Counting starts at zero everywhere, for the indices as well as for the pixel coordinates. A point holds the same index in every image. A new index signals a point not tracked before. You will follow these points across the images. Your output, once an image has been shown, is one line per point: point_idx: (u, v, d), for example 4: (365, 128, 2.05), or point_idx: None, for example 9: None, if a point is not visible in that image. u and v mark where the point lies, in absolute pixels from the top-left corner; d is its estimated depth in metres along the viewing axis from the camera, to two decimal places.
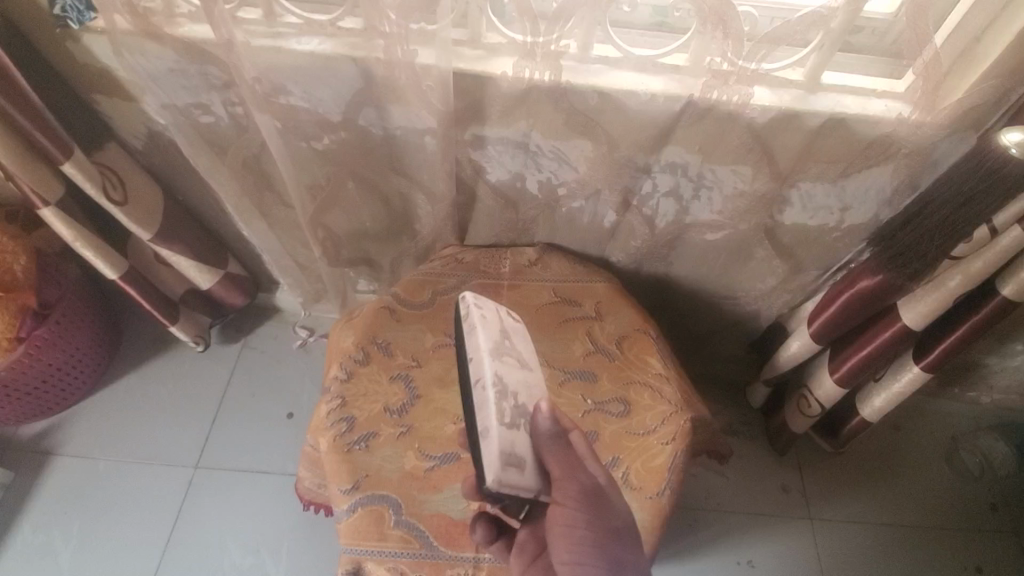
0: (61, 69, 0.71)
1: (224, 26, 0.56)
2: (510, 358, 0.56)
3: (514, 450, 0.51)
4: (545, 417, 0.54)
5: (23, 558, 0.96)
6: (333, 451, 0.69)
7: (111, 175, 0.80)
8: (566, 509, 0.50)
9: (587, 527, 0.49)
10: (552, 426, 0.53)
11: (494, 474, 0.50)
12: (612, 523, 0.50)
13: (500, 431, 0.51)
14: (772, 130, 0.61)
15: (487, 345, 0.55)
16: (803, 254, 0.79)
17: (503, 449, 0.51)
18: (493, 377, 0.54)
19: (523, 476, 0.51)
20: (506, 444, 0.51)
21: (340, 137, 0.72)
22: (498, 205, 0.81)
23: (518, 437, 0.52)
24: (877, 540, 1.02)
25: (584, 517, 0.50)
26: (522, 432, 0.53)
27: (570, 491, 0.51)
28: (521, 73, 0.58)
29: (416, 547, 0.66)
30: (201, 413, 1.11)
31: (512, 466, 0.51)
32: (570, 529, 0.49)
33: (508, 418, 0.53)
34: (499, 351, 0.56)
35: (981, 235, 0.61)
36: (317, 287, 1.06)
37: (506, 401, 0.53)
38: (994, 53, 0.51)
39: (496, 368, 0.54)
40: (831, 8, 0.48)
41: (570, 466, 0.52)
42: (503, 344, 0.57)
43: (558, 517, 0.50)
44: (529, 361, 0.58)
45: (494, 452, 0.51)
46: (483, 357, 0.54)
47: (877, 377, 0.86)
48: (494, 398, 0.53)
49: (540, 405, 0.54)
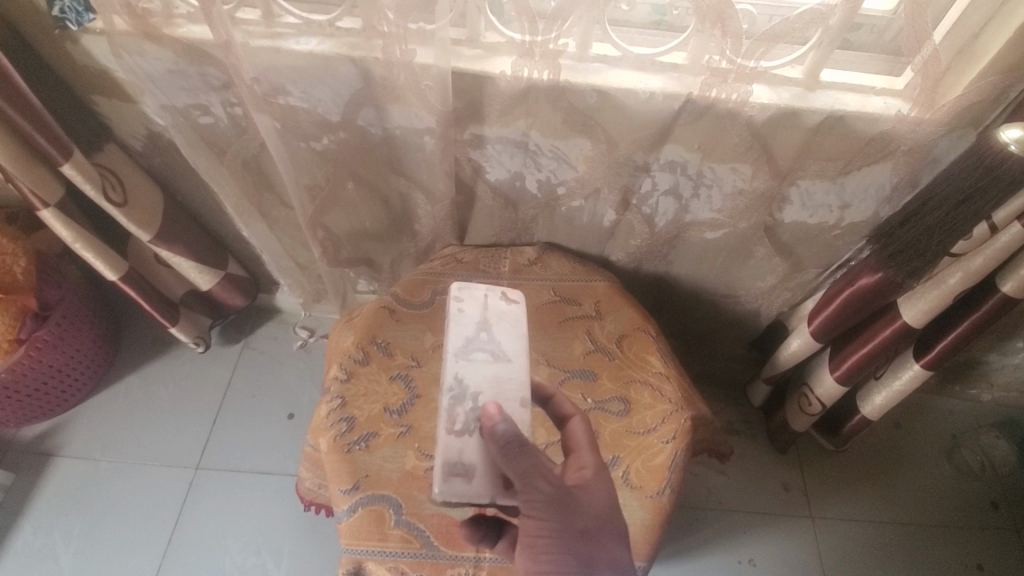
0: (61, 70, 0.71)
1: (223, 26, 0.56)
2: (482, 354, 0.57)
3: (461, 458, 0.52)
4: (499, 423, 0.50)
5: (24, 562, 0.96)
6: (333, 452, 0.69)
7: (111, 176, 0.80)
8: (532, 520, 0.50)
9: (553, 535, 0.50)
10: (507, 432, 0.50)
11: (439, 487, 0.51)
12: (580, 525, 0.50)
13: (449, 439, 0.52)
14: (772, 128, 0.61)
15: (454, 346, 0.57)
16: (803, 252, 0.79)
17: (446, 458, 0.52)
18: (453, 379, 0.55)
19: (470, 484, 0.51)
20: (453, 453, 0.52)
21: (340, 137, 0.72)
22: (498, 205, 0.81)
23: (467, 445, 0.52)
24: (879, 541, 1.01)
25: (549, 526, 0.50)
26: (472, 437, 0.53)
27: (533, 502, 0.50)
28: (520, 73, 0.59)
29: (415, 547, 0.66)
30: (202, 414, 1.11)
31: (457, 475, 0.51)
32: (537, 539, 0.50)
33: (461, 425, 0.53)
34: (467, 351, 0.57)
35: (981, 232, 0.60)
36: (317, 287, 1.06)
37: (462, 406, 0.54)
38: (994, 47, 0.50)
39: (457, 369, 0.56)
40: (830, 6, 0.48)
41: (529, 474, 0.49)
42: (477, 339, 0.58)
43: (528, 527, 0.50)
44: (508, 352, 0.58)
45: (437, 461, 0.52)
46: (447, 358, 0.56)
47: (878, 376, 0.86)
48: (447, 403, 0.54)
49: (489, 409, 0.52)
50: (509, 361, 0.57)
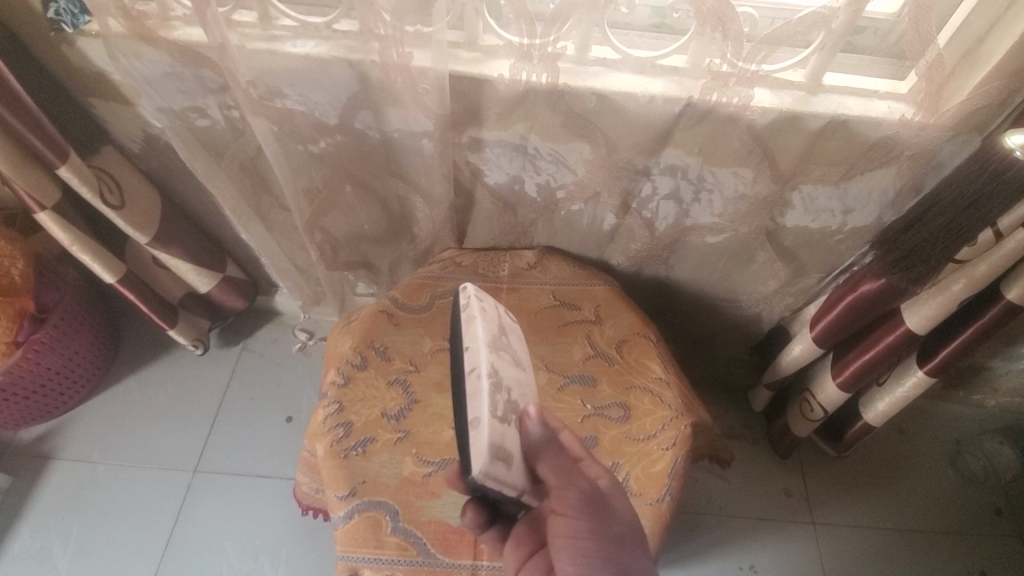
0: (56, 73, 0.71)
1: (218, 28, 0.55)
2: (506, 354, 0.57)
3: (503, 444, 0.51)
4: (534, 422, 0.54)
5: (22, 563, 0.96)
6: (330, 457, 0.69)
7: (108, 179, 0.79)
8: (568, 520, 0.50)
9: (589, 537, 0.50)
10: (543, 432, 0.54)
11: (482, 466, 0.50)
12: (615, 529, 0.50)
13: (492, 421, 0.51)
14: (774, 132, 0.60)
15: (484, 336, 0.55)
16: (805, 257, 0.78)
17: (493, 441, 0.50)
18: (488, 368, 0.54)
19: (509, 471, 0.51)
20: (496, 437, 0.51)
21: (337, 140, 0.72)
22: (497, 208, 0.80)
23: (508, 433, 0.52)
24: (881, 547, 1.00)
25: (586, 527, 0.50)
26: (511, 426, 0.53)
27: (571, 499, 0.51)
28: (518, 76, 0.58)
29: (413, 555, 0.65)
30: (200, 415, 1.11)
31: (500, 460, 0.51)
32: (574, 541, 0.50)
33: (501, 412, 0.53)
34: (496, 344, 0.57)
35: (987, 238, 0.59)
36: (316, 290, 1.06)
37: (500, 394, 0.53)
38: (999, 53, 0.49)
39: (491, 360, 0.55)
40: (832, 8, 0.47)
41: (566, 472, 0.52)
42: (500, 339, 0.58)
43: (562, 528, 0.51)
44: (507, 358, 0.57)
45: (484, 443, 0.50)
46: (480, 348, 0.54)
47: (881, 382, 0.85)
48: (488, 389, 0.52)
49: (528, 410, 0.54)
50: (524, 369, 0.59)
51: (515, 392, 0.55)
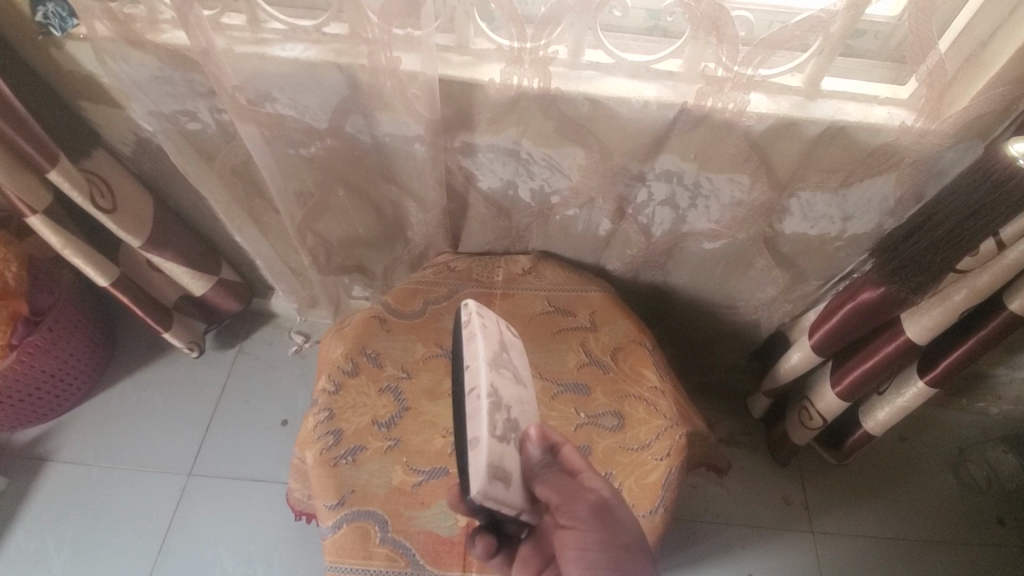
0: (46, 77, 0.70)
1: (201, 33, 0.54)
2: (506, 371, 0.56)
3: (501, 464, 0.51)
4: (534, 445, 0.54)
5: (16, 566, 0.96)
6: (320, 465, 0.68)
7: (99, 183, 0.79)
8: (577, 532, 0.50)
9: (600, 549, 0.49)
10: (544, 456, 0.54)
11: (479, 487, 0.50)
12: (624, 540, 0.50)
13: (490, 442, 0.51)
14: (772, 138, 0.58)
15: (485, 355, 0.54)
16: (805, 263, 0.76)
17: (492, 462, 0.50)
18: (488, 387, 0.53)
19: (508, 491, 0.51)
20: (496, 457, 0.51)
21: (328, 145, 0.71)
22: (491, 213, 0.79)
23: (506, 453, 0.52)
24: (881, 558, 0.99)
25: (597, 539, 0.49)
26: (510, 446, 0.53)
27: (578, 512, 0.50)
28: (509, 80, 0.57)
29: (402, 566, 0.64)
30: (194, 420, 1.10)
31: (498, 480, 0.50)
32: (584, 553, 0.49)
33: (500, 431, 0.52)
34: (497, 361, 0.55)
35: (988, 249, 0.58)
36: (311, 293, 1.05)
37: (499, 413, 0.52)
38: (1001, 60, 0.48)
39: (492, 379, 0.53)
40: (832, 12, 0.45)
41: (570, 488, 0.51)
42: (502, 356, 0.57)
43: (571, 541, 0.50)
44: (503, 370, 0.56)
45: (482, 464, 0.50)
46: (480, 366, 0.53)
47: (881, 392, 0.84)
48: (487, 409, 0.52)
49: (529, 432, 0.54)
50: (522, 385, 0.58)
51: (515, 411, 0.55)
